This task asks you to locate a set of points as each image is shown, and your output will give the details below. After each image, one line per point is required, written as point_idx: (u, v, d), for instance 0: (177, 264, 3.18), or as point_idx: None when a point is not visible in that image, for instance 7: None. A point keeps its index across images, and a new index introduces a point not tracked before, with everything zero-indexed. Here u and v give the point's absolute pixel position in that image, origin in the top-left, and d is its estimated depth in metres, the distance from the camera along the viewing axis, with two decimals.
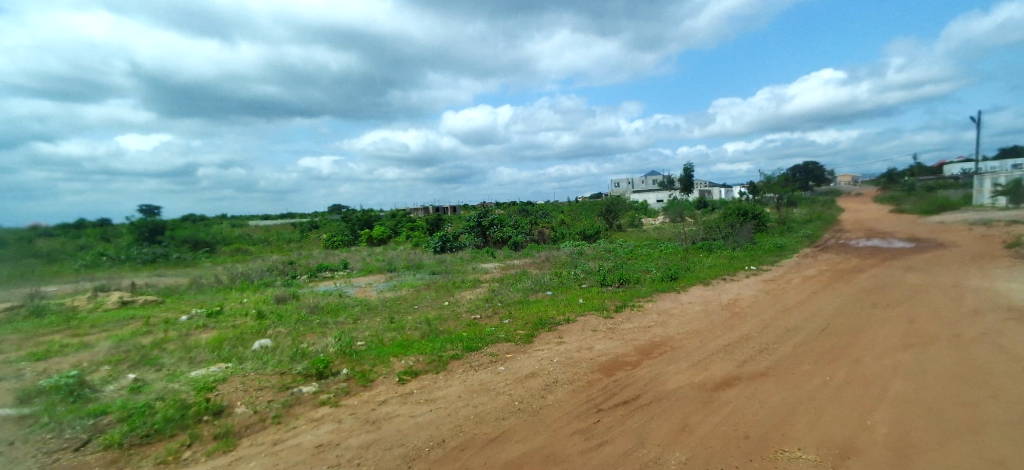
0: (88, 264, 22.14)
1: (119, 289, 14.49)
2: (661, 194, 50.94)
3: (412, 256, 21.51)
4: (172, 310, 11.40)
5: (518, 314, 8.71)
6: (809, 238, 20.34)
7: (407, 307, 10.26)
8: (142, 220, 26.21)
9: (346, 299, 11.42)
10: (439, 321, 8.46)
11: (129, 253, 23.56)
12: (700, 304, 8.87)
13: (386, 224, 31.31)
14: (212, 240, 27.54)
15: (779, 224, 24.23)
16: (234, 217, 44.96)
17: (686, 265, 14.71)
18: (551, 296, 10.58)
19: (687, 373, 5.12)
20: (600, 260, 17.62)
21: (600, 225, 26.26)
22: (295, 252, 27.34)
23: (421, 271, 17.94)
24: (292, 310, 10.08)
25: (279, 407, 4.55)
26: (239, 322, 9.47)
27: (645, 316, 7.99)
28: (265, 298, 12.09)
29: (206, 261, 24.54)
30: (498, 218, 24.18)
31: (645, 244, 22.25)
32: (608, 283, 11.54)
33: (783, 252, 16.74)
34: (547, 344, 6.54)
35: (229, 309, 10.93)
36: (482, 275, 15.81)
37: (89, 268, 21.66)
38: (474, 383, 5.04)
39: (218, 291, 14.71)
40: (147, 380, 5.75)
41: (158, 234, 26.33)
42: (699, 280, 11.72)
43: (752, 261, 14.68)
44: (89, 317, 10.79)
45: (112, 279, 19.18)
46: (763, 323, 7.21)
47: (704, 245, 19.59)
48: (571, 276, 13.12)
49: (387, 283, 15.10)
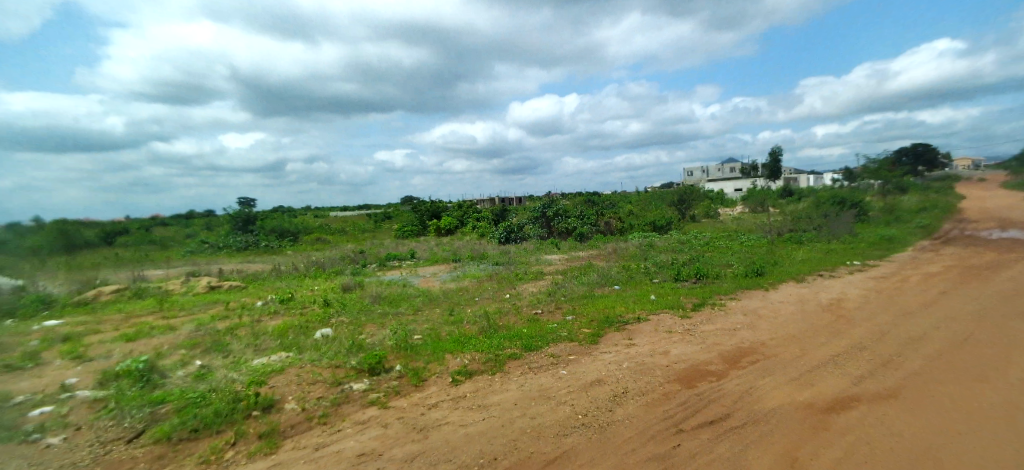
0: (191, 250, 24.08)
1: (209, 274, 15.44)
2: (739, 183, 47.67)
3: (477, 246, 21.39)
4: (250, 296, 11.87)
5: (583, 310, 8.13)
6: (921, 229, 17.83)
7: (468, 299, 9.98)
8: (237, 212, 27.70)
9: (408, 289, 11.34)
10: (499, 315, 8.07)
11: (226, 241, 25.41)
12: (793, 304, 7.81)
13: (452, 214, 31.62)
14: (296, 230, 29.03)
15: (882, 213, 21.60)
16: (316, 209, 47.63)
17: (773, 259, 13.30)
18: (619, 291, 9.84)
19: (787, 390, 4.34)
20: (674, 252, 16.48)
21: (673, 216, 24.80)
22: (368, 241, 28.24)
23: (485, 262, 17.76)
24: (358, 299, 10.10)
25: (326, 406, 4.30)
26: (307, 310, 9.60)
27: (728, 317, 7.13)
28: (333, 286, 12.31)
29: (289, 249, 25.93)
30: (563, 208, 23.53)
31: (723, 236, 20.66)
32: (682, 278, 10.62)
33: (890, 245, 14.76)
34: (615, 346, 5.93)
35: (300, 296, 11.19)
36: (547, 267, 15.26)
37: (193, 254, 23.63)
38: (533, 389, 4.55)
39: (294, 278, 15.26)
40: (212, 367, 5.76)
41: (251, 224, 27.64)
42: (789, 276, 10.45)
43: (854, 256, 12.98)
44: (180, 300, 11.47)
45: (207, 265, 20.68)
46: (874, 330, 6.15)
47: (792, 237, 17.79)
48: (642, 269, 12.26)
49: (451, 274, 15.01)
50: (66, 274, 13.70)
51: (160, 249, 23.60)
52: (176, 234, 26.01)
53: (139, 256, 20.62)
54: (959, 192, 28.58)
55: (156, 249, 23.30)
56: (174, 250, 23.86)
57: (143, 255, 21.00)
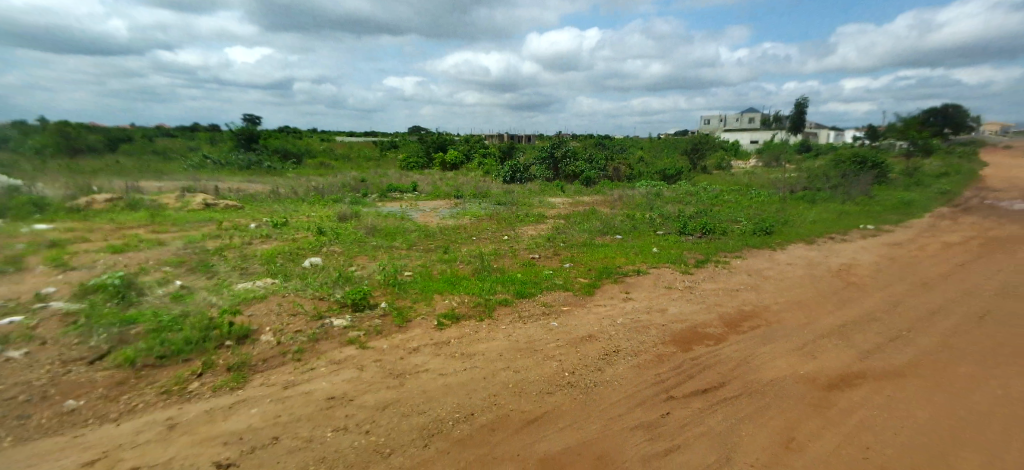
0: (193, 165, 23.56)
1: (205, 191, 15.06)
2: (757, 136, 46.09)
3: (481, 183, 20.85)
4: (244, 217, 11.59)
5: (582, 258, 7.85)
6: (941, 195, 17.17)
7: (465, 238, 9.69)
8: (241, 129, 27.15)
9: (405, 223, 11.02)
10: (494, 257, 7.81)
11: (229, 158, 24.87)
12: (800, 267, 7.49)
13: (459, 148, 30.82)
14: (299, 152, 28.34)
15: (902, 177, 20.85)
16: (321, 132, 46.62)
17: (784, 218, 12.83)
18: (622, 241, 9.50)
19: (787, 361, 4.11)
20: (682, 204, 15.98)
21: (684, 166, 24.01)
22: (371, 170, 27.66)
23: (487, 200, 17.37)
24: (352, 229, 9.80)
25: (302, 341, 4.09)
26: (300, 236, 9.32)
27: (731, 276, 6.84)
28: (330, 214, 11.98)
29: (291, 172, 25.42)
30: (572, 150, 22.80)
31: (734, 190, 20.03)
32: (688, 232, 10.26)
33: (907, 211, 14.25)
34: (612, 300, 5.69)
35: (294, 222, 10.88)
36: (550, 210, 14.83)
37: (195, 168, 23.23)
38: (521, 340, 4.33)
39: (292, 202, 14.90)
40: (192, 289, 5.54)
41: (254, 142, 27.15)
42: (799, 237, 10.06)
43: (869, 219, 12.49)
44: (173, 215, 11.17)
45: (206, 181, 20.25)
46: (883, 300, 5.89)
47: (806, 196, 17.20)
48: (647, 220, 11.84)
49: (451, 210, 14.68)
50: (60, 179, 13.37)
51: (162, 161, 23.20)
52: (178, 146, 25.51)
53: (140, 165, 20.22)
54: (984, 159, 27.47)
55: (157, 160, 22.88)
56: (175, 162, 23.44)
57: (143, 165, 20.63)
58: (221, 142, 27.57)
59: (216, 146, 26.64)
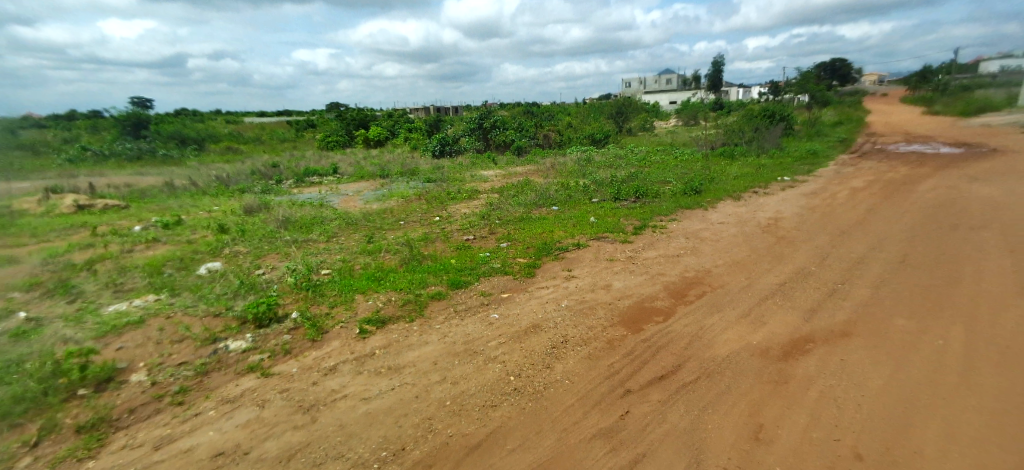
0: (71, 159, 20.44)
1: (80, 191, 12.95)
2: (676, 96, 47.51)
3: (409, 160, 19.78)
4: (130, 218, 10.01)
5: (518, 235, 7.39)
6: (843, 142, 18.40)
7: (392, 223, 8.93)
8: (125, 116, 24.46)
9: (323, 211, 10.00)
10: (425, 242, 7.18)
11: (114, 148, 21.85)
12: (733, 225, 7.49)
13: (382, 123, 29.14)
14: (200, 137, 25.47)
15: (808, 127, 22.17)
16: (228, 114, 42.48)
17: (711, 175, 13.07)
18: (559, 213, 9.13)
19: (739, 330, 3.88)
20: (613, 168, 15.94)
21: (611, 129, 24.12)
22: (286, 153, 25.51)
23: (415, 177, 16.46)
24: (260, 223, 8.68)
25: (186, 377, 3.36)
26: (197, 237, 8.12)
27: (670, 241, 6.68)
28: (235, 207, 10.66)
29: (193, 160, 22.84)
30: (500, 120, 22.13)
31: (660, 150, 20.37)
32: (622, 197, 10.09)
33: (817, 160, 15.08)
34: (554, 280, 5.29)
35: (191, 220, 9.53)
36: (481, 185, 14.23)
37: (73, 164, 20.19)
38: (457, 341, 3.81)
39: (191, 196, 13.20)
40: (45, 321, 4.49)
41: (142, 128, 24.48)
42: (727, 193, 10.18)
43: (786, 171, 13.02)
44: (35, 223, 9.42)
45: (87, 178, 17.62)
46: (817, 252, 5.93)
47: (726, 152, 17.78)
48: (581, 188, 11.57)
49: (375, 192, 13.68)
50: None
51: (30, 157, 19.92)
52: (49, 138, 22.01)
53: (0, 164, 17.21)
54: (870, 107, 30.01)
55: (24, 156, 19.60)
56: (47, 157, 20.21)
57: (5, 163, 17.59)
58: (103, 132, 24.18)
59: (97, 136, 23.27)
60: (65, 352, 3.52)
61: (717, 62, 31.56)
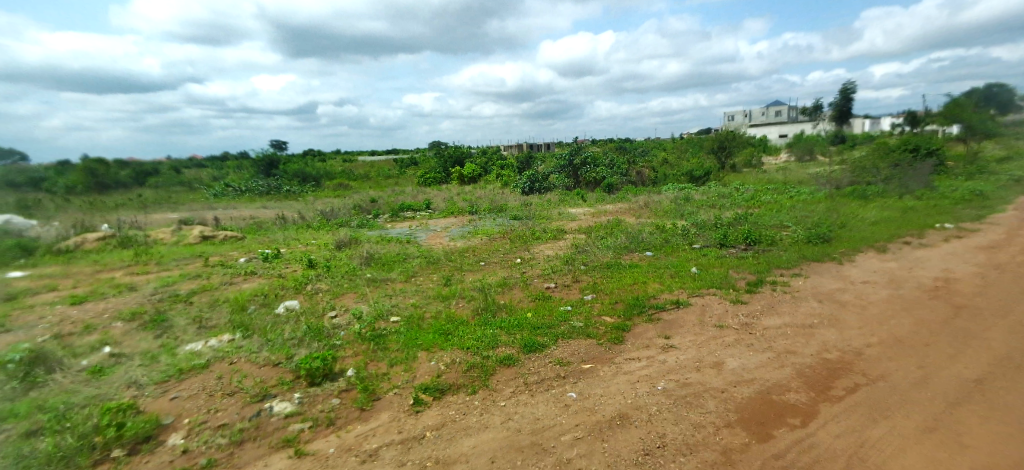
0: (215, 194, 23.05)
1: (206, 223, 14.20)
2: (788, 130, 43.80)
3: (499, 197, 19.73)
4: (238, 250, 10.63)
5: (605, 286, 6.58)
6: (1012, 183, 15.27)
7: (473, 264, 8.55)
8: (261, 156, 26.69)
9: (408, 248, 9.89)
10: (502, 289, 6.63)
11: (248, 183, 24.40)
12: (882, 287, 6.03)
13: (477, 160, 29.86)
14: (318, 174, 27.83)
15: (960, 165, 18.86)
16: (344, 153, 46.51)
17: (839, 220, 11.26)
18: (654, 260, 8.16)
19: (920, 460, 2.75)
20: (717, 208, 14.50)
21: (712, 166, 22.43)
22: (389, 188, 26.92)
23: (503, 214, 16.26)
24: (346, 259, 8.68)
25: (219, 447, 2.98)
26: (289, 270, 8.24)
27: (796, 305, 5.46)
28: (328, 241, 10.96)
29: (309, 195, 24.85)
30: (592, 156, 21.47)
31: (770, 189, 18.38)
32: (729, 244, 8.86)
33: (983, 203, 12.46)
34: (646, 350, 4.41)
35: (288, 253, 9.86)
36: (569, 223, 13.57)
37: (217, 197, 22.81)
38: (524, 429, 3.09)
39: (295, 229, 13.96)
40: (124, 358, 4.42)
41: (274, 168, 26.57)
42: (866, 243, 8.51)
43: (940, 217, 10.83)
44: (162, 251, 10.23)
45: (221, 211, 19.72)
46: (1011, 336, 4.46)
47: (856, 192, 15.48)
48: (679, 231, 10.43)
49: (462, 229, 13.59)
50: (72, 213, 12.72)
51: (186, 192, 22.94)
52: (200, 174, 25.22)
53: (162, 197, 19.98)
54: None
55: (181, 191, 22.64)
56: (198, 192, 23.07)
57: (166, 196, 20.35)
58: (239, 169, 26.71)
59: (233, 171, 26.07)
60: (106, 405, 3.20)
61: (841, 93, 28.47)
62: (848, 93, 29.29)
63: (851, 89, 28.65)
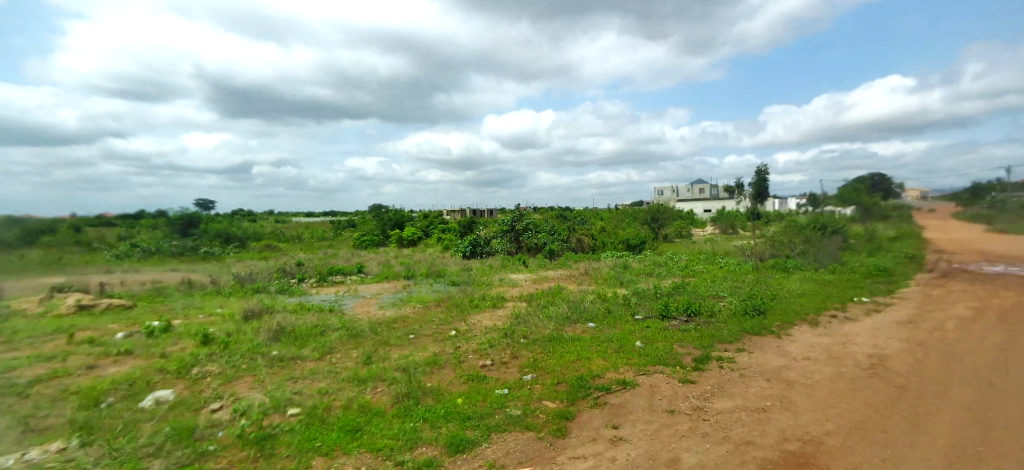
0: (118, 254, 20.66)
1: (90, 290, 12.43)
2: (712, 204, 46.93)
3: (438, 261, 19.05)
4: (124, 322, 9.15)
5: (546, 363, 5.99)
6: (911, 259, 16.64)
7: (402, 336, 7.72)
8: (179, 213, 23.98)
9: (328, 319, 8.88)
10: (431, 368, 5.84)
11: (160, 243, 22.18)
12: (826, 364, 5.86)
13: (417, 223, 29.20)
14: (243, 235, 25.97)
15: (865, 241, 20.56)
16: (278, 213, 44.40)
17: (770, 291, 11.52)
18: (597, 333, 7.69)
19: None
20: (654, 277, 14.60)
21: (646, 235, 23.08)
22: (321, 251, 25.47)
23: (440, 280, 15.52)
24: (250, 333, 7.54)
25: None
26: (175, 348, 7.01)
27: (748, 384, 5.10)
28: (237, 310, 9.69)
29: (231, 257, 23.03)
30: (533, 222, 21.46)
31: (701, 259, 18.98)
32: (670, 315, 8.64)
33: (892, 279, 13.33)
34: (594, 445, 3.78)
35: (183, 325, 8.53)
36: (509, 291, 13.05)
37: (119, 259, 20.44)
38: None
39: (202, 296, 12.45)
40: None
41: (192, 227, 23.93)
42: (799, 316, 8.58)
43: (858, 291, 11.36)
44: (20, 325, 8.56)
45: (121, 275, 17.58)
46: (962, 418, 4.28)
47: (778, 264, 16.24)
48: (620, 300, 10.16)
49: (394, 296, 12.70)
50: None
51: None
52: None
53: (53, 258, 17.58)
54: (926, 221, 28.31)
55: None
56: None
57: None
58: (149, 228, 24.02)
59: None
60: None
61: (758, 172, 30.90)
62: (764, 173, 31.91)
63: (766, 169, 31.26)
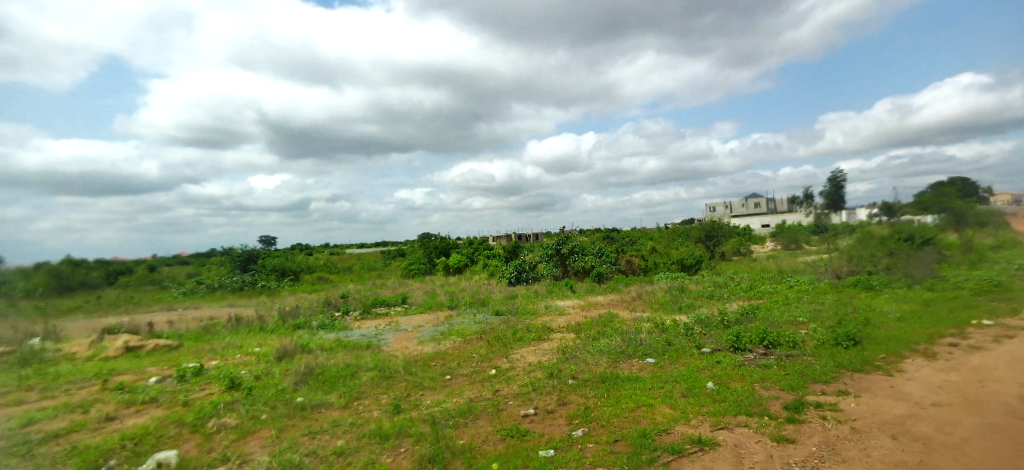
0: (184, 291, 21.22)
1: (141, 330, 12.49)
2: (771, 218, 44.16)
3: (484, 289, 18.36)
4: (163, 363, 8.89)
5: (602, 412, 5.04)
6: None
7: (438, 377, 6.98)
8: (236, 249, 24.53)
9: (362, 357, 8.29)
10: (467, 420, 5.02)
11: (223, 280, 22.63)
12: (962, 416, 4.61)
13: (463, 251, 28.81)
14: (297, 268, 26.36)
15: (961, 253, 18.17)
16: (330, 245, 45.62)
17: (859, 314, 9.98)
18: (658, 371, 6.65)
19: None
20: (717, 301, 13.26)
21: (702, 254, 21.53)
22: (370, 282, 25.42)
23: (484, 309, 14.79)
24: (278, 376, 6.99)
25: None
26: (200, 394, 6.51)
27: (865, 447, 3.99)
28: (272, 349, 9.24)
29: (286, 290, 23.27)
30: (579, 245, 20.45)
31: (767, 279, 17.31)
32: (743, 348, 7.46)
33: (1010, 295, 11.37)
34: None
35: (215, 367, 8.11)
36: (556, 319, 12.11)
37: (186, 295, 20.95)
38: None
39: (245, 333, 12.23)
40: None
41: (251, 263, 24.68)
42: (905, 349, 7.18)
43: (971, 313, 9.64)
44: (62, 370, 8.41)
45: (182, 312, 17.97)
46: None
47: (860, 282, 14.43)
48: (682, 329, 8.98)
49: (435, 328, 12.04)
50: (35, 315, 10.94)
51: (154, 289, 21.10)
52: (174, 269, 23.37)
53: (123, 297, 18.16)
54: None
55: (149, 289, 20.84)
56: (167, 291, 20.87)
57: (127, 297, 18.53)
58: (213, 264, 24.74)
59: (209, 266, 24.48)
60: None
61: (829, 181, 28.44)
62: (839, 181, 29.18)
63: (842, 178, 28.59)
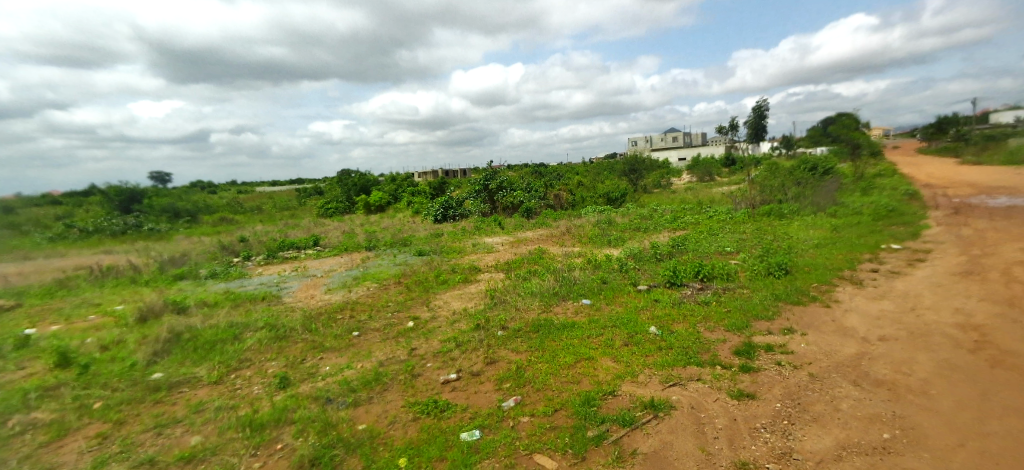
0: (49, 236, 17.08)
1: None
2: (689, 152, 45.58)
3: (407, 228, 17.01)
4: None
5: (537, 371, 4.24)
6: (910, 197, 15.44)
7: (343, 333, 5.88)
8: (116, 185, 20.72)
9: (252, 314, 6.95)
10: (373, 393, 4.03)
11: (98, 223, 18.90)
12: (913, 351, 4.32)
13: (384, 187, 26.83)
14: (193, 208, 23.09)
15: (858, 181, 19.34)
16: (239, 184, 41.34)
17: (782, 243, 10.02)
18: (596, 314, 5.98)
19: None
20: (645, 233, 13.01)
21: (627, 187, 21.43)
22: (280, 222, 23.01)
23: (406, 249, 13.62)
24: (131, 346, 5.52)
25: None
26: (14, 378, 4.92)
27: (831, 399, 3.52)
28: (137, 307, 7.54)
29: (179, 234, 20.37)
30: (507, 179, 19.45)
31: (687, 210, 17.47)
32: (680, 283, 7.02)
33: (906, 219, 12.01)
34: None
35: (52, 335, 6.36)
36: (483, 257, 11.25)
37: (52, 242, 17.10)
38: None
39: (112, 287, 10.16)
40: None
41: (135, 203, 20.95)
42: (834, 278, 7.08)
43: (880, 238, 9.97)
44: None
45: (43, 262, 14.80)
46: None
47: (775, 210, 14.82)
48: (616, 265, 8.45)
49: (349, 272, 10.74)
50: None
51: None
52: None
53: None
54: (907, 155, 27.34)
55: None
56: None
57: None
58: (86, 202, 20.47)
59: None
60: None
61: (754, 111, 29.01)
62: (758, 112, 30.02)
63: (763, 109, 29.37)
